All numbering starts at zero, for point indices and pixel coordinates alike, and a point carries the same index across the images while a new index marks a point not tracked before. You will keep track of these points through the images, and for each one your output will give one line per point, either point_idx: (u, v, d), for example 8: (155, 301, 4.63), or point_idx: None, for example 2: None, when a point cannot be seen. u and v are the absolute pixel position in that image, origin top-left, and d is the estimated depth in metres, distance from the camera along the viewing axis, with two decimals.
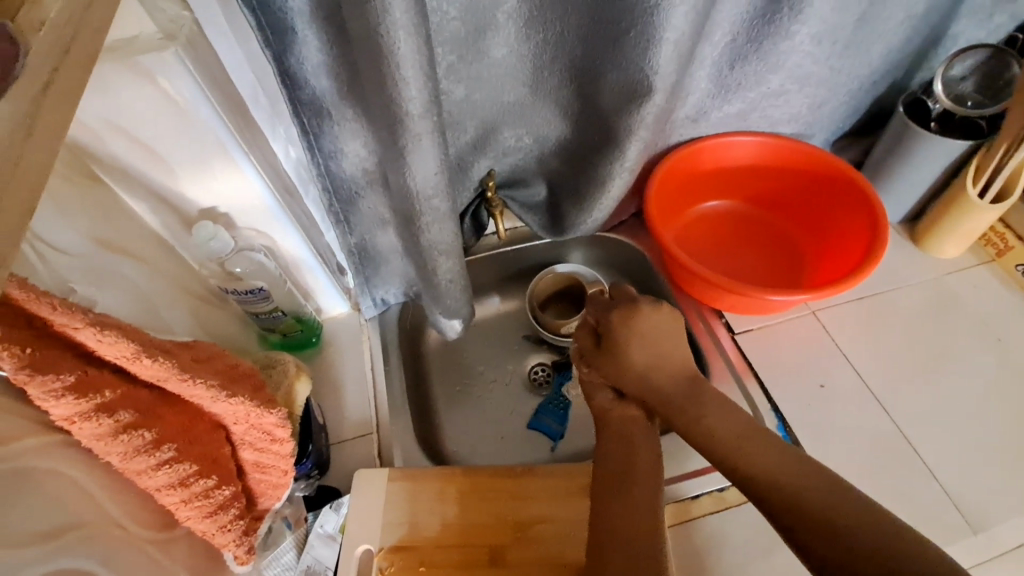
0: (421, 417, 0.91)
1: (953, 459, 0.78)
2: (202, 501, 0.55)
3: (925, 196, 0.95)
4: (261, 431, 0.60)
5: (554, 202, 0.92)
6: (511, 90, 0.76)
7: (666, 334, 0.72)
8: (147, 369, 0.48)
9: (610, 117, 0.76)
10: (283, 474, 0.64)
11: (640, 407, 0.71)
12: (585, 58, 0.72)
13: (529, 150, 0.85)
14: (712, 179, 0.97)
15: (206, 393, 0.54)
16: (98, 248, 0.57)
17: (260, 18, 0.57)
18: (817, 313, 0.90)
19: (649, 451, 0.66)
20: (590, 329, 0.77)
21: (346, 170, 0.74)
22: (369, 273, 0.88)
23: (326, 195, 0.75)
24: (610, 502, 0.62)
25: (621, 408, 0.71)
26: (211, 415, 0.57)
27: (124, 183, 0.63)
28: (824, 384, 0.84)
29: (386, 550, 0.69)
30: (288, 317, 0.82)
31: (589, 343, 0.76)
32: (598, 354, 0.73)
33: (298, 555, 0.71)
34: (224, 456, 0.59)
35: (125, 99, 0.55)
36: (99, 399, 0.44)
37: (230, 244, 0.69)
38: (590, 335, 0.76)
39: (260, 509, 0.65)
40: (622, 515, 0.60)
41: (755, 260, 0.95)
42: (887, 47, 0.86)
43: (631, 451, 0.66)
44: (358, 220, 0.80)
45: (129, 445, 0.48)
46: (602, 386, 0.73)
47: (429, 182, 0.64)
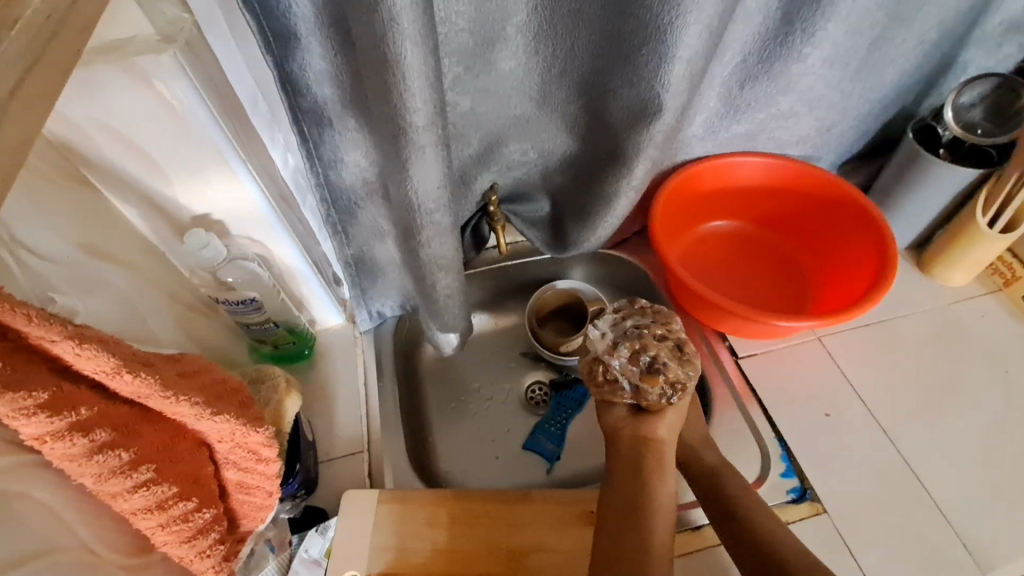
0: (413, 435, 0.88)
1: (961, 494, 0.76)
2: (181, 525, 0.52)
3: (933, 223, 0.93)
4: (246, 450, 0.58)
5: (557, 218, 0.90)
6: (518, 103, 0.75)
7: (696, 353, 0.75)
8: (128, 385, 0.46)
9: (618, 134, 0.74)
10: (268, 496, 0.61)
11: (655, 430, 0.70)
12: (594, 74, 0.71)
13: (533, 164, 0.83)
14: (718, 198, 0.95)
15: (189, 411, 0.51)
16: (82, 254, 0.55)
17: (262, 23, 0.55)
18: (822, 339, 0.89)
19: (664, 488, 0.67)
20: (631, 350, 0.74)
21: (345, 179, 0.72)
22: (366, 284, 0.86)
23: (324, 204, 0.73)
24: (617, 528, 0.64)
25: (635, 426, 0.70)
26: (195, 433, 0.55)
27: (114, 187, 0.60)
28: (830, 414, 0.82)
29: None
30: (281, 329, 0.80)
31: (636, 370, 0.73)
32: (650, 378, 0.71)
33: None
34: (207, 476, 0.56)
35: (117, 101, 0.53)
36: (74, 417, 0.41)
37: (222, 252, 0.66)
38: (636, 361, 0.73)
39: (242, 532, 0.62)
40: (634, 550, 0.61)
41: (760, 282, 0.94)
42: (898, 72, 0.85)
43: (648, 482, 0.66)
44: (356, 231, 0.78)
45: (104, 466, 0.45)
46: (620, 403, 0.72)
47: (432, 196, 0.62)
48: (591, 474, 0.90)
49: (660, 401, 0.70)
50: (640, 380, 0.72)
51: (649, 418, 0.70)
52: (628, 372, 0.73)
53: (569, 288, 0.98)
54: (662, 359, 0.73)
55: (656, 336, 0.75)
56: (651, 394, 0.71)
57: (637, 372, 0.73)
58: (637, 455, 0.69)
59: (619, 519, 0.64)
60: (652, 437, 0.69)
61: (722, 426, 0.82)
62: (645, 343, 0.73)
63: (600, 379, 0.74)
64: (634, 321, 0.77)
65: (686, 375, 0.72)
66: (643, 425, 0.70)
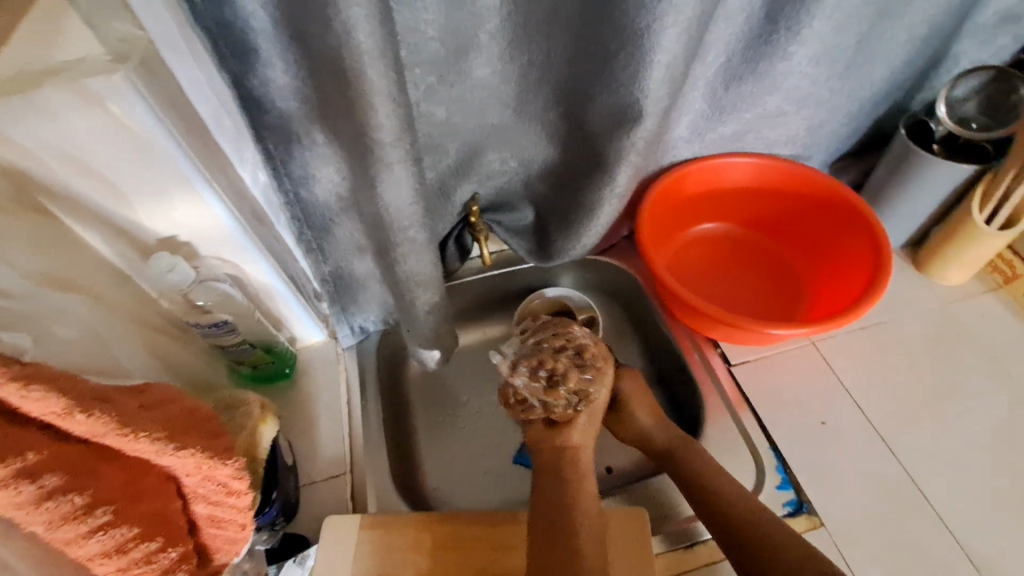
0: (400, 453, 0.86)
1: (963, 504, 0.74)
2: (145, 567, 0.50)
3: (929, 221, 0.91)
4: (216, 483, 0.55)
5: (541, 226, 0.87)
6: (496, 112, 0.72)
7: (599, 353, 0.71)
8: (80, 425, 0.45)
9: (600, 141, 0.72)
10: (241, 529, 0.59)
11: (574, 437, 0.68)
12: (573, 80, 0.68)
13: (515, 173, 0.81)
14: (707, 201, 0.93)
15: (151, 447, 0.49)
16: (43, 285, 0.52)
17: (218, 38, 0.52)
18: (816, 343, 0.86)
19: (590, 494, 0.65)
20: (530, 367, 0.70)
21: (318, 195, 0.69)
22: (346, 300, 0.84)
23: (297, 222, 0.71)
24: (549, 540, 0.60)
25: (551, 440, 0.68)
26: (160, 468, 0.52)
27: (75, 213, 0.58)
28: (825, 422, 0.80)
29: None
30: (258, 350, 0.78)
31: (539, 388, 0.69)
32: (551, 391, 0.68)
33: None
34: (174, 512, 0.54)
35: (70, 125, 0.50)
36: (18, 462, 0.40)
37: (191, 275, 0.64)
38: (537, 378, 0.69)
39: (215, 566, 0.60)
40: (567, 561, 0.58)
41: (752, 286, 0.92)
42: (888, 68, 0.82)
43: (575, 494, 0.64)
44: (332, 247, 0.76)
45: (56, 512, 0.43)
46: (535, 420, 0.70)
47: (405, 213, 0.60)
48: None
49: (566, 411, 0.68)
50: (544, 395, 0.68)
51: (564, 430, 0.68)
52: (531, 390, 0.69)
53: (555, 296, 0.96)
54: (561, 370, 0.69)
55: (554, 347, 0.71)
56: (556, 407, 0.68)
57: (541, 388, 0.69)
58: (560, 466, 0.66)
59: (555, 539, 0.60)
60: (569, 447, 0.68)
61: (714, 435, 0.80)
62: (542, 357, 0.70)
63: (510, 399, 0.71)
64: (537, 337, 0.74)
65: (591, 382, 0.69)
66: (559, 437, 0.68)
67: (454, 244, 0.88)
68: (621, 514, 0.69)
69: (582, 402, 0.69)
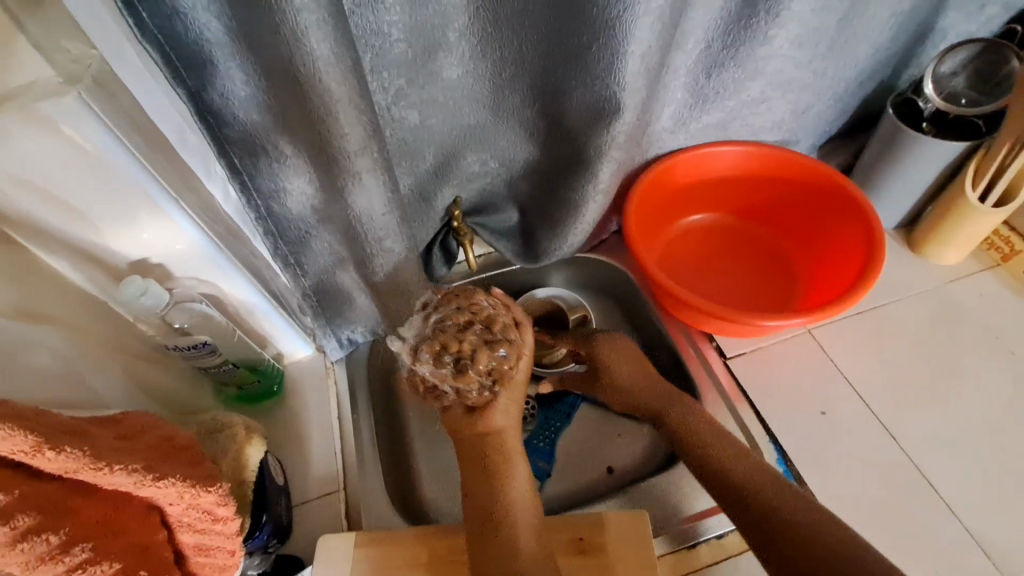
0: (395, 466, 0.84)
1: (971, 490, 0.72)
2: None
3: (922, 200, 0.89)
4: (201, 511, 0.54)
5: (525, 227, 0.86)
6: (471, 113, 0.70)
7: (507, 327, 0.67)
8: (53, 462, 0.42)
9: (580, 137, 0.70)
10: (230, 555, 0.58)
11: (495, 420, 0.64)
12: (547, 76, 0.67)
13: (495, 174, 0.79)
14: (695, 191, 0.91)
15: (130, 480, 0.47)
16: (13, 317, 0.51)
17: (169, 53, 0.51)
18: (813, 331, 0.85)
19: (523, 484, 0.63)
20: (432, 349, 0.66)
21: (291, 209, 0.67)
22: (331, 313, 0.82)
23: (271, 236, 0.69)
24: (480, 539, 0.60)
25: (471, 424, 0.65)
26: (141, 499, 0.50)
27: (40, 241, 0.56)
28: (826, 412, 0.78)
29: None
30: (242, 369, 0.76)
31: (447, 372, 0.64)
32: (461, 376, 0.64)
33: None
34: (158, 543, 0.52)
35: (26, 151, 0.48)
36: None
37: (164, 296, 0.63)
38: (441, 362, 0.65)
39: None
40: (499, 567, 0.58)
41: (744, 277, 0.90)
42: (872, 47, 0.80)
43: (499, 486, 0.62)
44: (310, 261, 0.74)
45: (31, 553, 0.41)
46: (456, 407, 0.66)
47: None
48: (581, 492, 0.86)
49: (481, 394, 0.64)
50: (453, 381, 0.64)
51: (483, 411, 0.64)
52: (439, 377, 0.65)
53: (543, 296, 0.94)
54: (467, 351, 0.64)
55: (458, 325, 0.66)
56: (470, 392, 0.64)
57: (449, 374, 0.65)
58: (482, 455, 0.64)
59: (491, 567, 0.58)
60: (490, 433, 0.64)
61: None
62: (444, 341, 0.65)
63: (427, 388, 0.68)
64: (438, 316, 0.68)
65: (499, 358, 0.64)
66: (477, 423, 0.64)
67: (439, 249, 0.87)
68: (622, 518, 0.67)
69: (495, 380, 0.65)
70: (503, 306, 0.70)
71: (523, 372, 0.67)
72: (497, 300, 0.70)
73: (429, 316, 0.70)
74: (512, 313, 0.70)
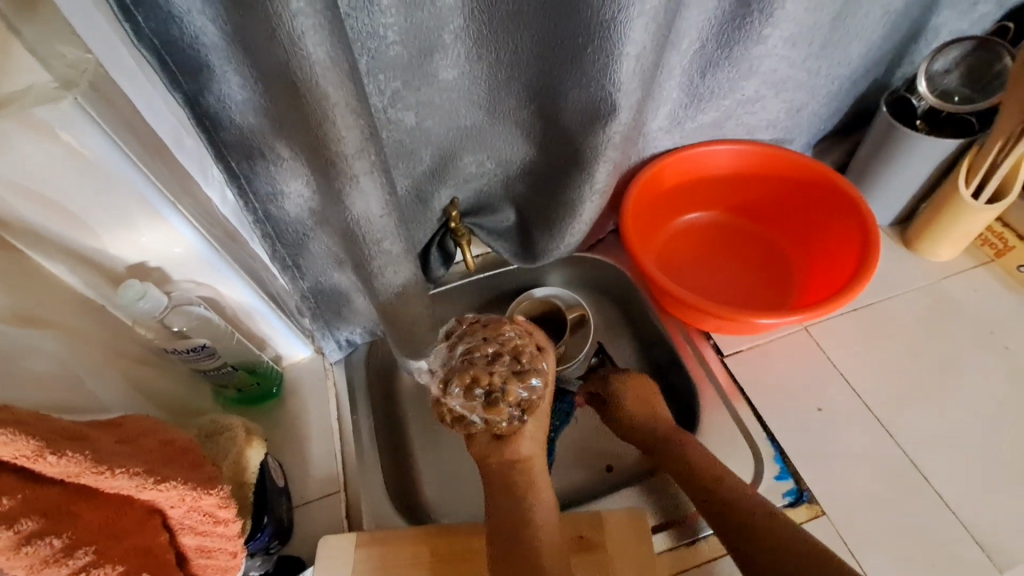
0: (395, 466, 0.85)
1: (966, 484, 0.73)
2: None
3: (916, 197, 0.90)
4: (202, 513, 0.54)
5: (522, 227, 0.86)
6: (467, 114, 0.71)
7: (534, 357, 0.69)
8: (54, 467, 0.42)
9: (576, 138, 0.70)
10: (232, 556, 0.58)
11: (530, 446, 0.67)
12: (542, 76, 0.67)
13: (492, 174, 0.80)
14: (691, 190, 0.92)
15: (132, 483, 0.47)
16: (11, 322, 0.51)
17: (165, 57, 0.51)
18: (809, 328, 0.85)
19: (547, 494, 0.65)
20: (464, 382, 0.68)
21: (289, 212, 0.68)
22: (329, 314, 0.82)
23: (268, 239, 0.69)
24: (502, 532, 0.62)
25: (500, 453, 0.66)
26: (142, 502, 0.51)
27: (38, 246, 0.56)
28: (822, 409, 0.79)
29: None
30: (240, 371, 0.77)
31: (478, 404, 0.67)
32: (492, 408, 0.66)
33: None
34: (160, 545, 0.52)
35: (23, 157, 0.48)
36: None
37: (163, 301, 0.63)
38: (472, 394, 0.67)
39: None
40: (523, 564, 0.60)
41: (741, 274, 0.90)
42: (866, 45, 0.81)
43: (523, 499, 0.64)
44: (308, 262, 0.74)
45: (34, 557, 0.41)
46: (484, 436, 0.67)
47: (376, 223, 0.60)
48: (579, 489, 0.87)
49: (510, 423, 0.66)
50: (483, 411, 0.67)
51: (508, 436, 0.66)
52: (469, 408, 0.68)
53: (538, 294, 0.93)
54: (498, 384, 0.67)
55: (486, 357, 0.69)
56: (500, 421, 0.66)
57: (479, 404, 0.67)
58: (509, 478, 0.65)
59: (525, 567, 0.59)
60: (520, 459, 0.66)
61: (711, 429, 0.79)
62: (475, 374, 0.67)
63: (456, 417, 0.70)
64: (465, 347, 0.72)
65: (531, 392, 0.67)
66: (507, 450, 0.66)
67: (437, 250, 0.87)
68: (622, 517, 0.68)
69: (525, 412, 0.67)
70: (537, 337, 0.72)
71: (548, 402, 0.69)
72: (529, 330, 0.72)
73: (457, 349, 0.74)
74: (543, 341, 0.71)
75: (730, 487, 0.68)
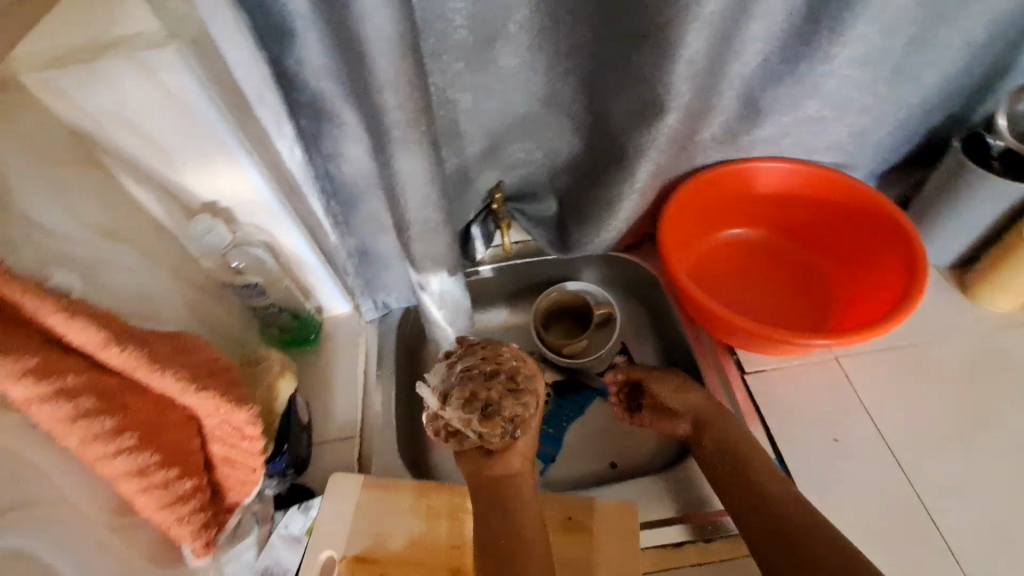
0: (410, 426, 0.90)
1: (984, 544, 0.69)
2: (162, 491, 0.55)
3: (981, 240, 0.85)
4: (231, 426, 0.60)
5: (562, 222, 0.88)
6: (522, 102, 0.74)
7: (529, 377, 0.73)
8: (116, 357, 0.49)
9: (622, 136, 0.72)
10: (251, 471, 0.64)
11: (517, 461, 0.69)
12: (598, 73, 0.69)
13: (539, 163, 0.82)
14: (737, 205, 0.91)
15: (175, 385, 0.54)
16: (98, 234, 0.59)
17: (256, 19, 0.56)
18: (840, 359, 0.83)
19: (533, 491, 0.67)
20: (461, 396, 0.70)
21: (346, 173, 0.72)
22: (371, 275, 0.88)
23: (325, 195, 0.74)
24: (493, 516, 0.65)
25: (488, 470, 0.68)
26: (183, 407, 0.58)
27: (131, 174, 0.65)
28: (838, 440, 0.77)
29: (349, 559, 0.68)
30: (285, 313, 0.85)
31: (475, 418, 0.69)
32: (489, 425, 0.69)
33: (259, 554, 0.69)
34: (192, 447, 0.59)
35: (128, 92, 0.56)
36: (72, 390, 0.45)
37: (226, 238, 0.71)
38: (468, 407, 0.69)
39: (228, 503, 0.65)
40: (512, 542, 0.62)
41: (778, 295, 0.89)
42: (943, 76, 0.78)
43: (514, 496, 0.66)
44: (358, 222, 0.79)
45: (88, 430, 0.48)
46: (473, 452, 0.70)
47: (419, 193, 0.64)
48: (581, 480, 0.88)
49: (503, 438, 0.69)
50: (478, 426, 0.69)
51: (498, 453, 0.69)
52: (465, 423, 0.69)
53: (561, 289, 0.97)
54: (496, 401, 0.70)
55: (485, 374, 0.72)
56: (493, 436, 0.69)
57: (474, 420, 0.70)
58: (496, 495, 0.66)
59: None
60: (508, 474, 0.68)
61: None
62: (474, 389, 0.70)
63: (447, 432, 0.71)
64: (464, 364, 0.73)
65: (525, 408, 0.71)
66: (494, 465, 0.68)
67: (479, 229, 0.91)
68: (612, 508, 0.69)
69: (518, 429, 0.70)
70: (527, 361, 0.75)
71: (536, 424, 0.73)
72: (519, 354, 0.75)
73: (456, 365, 0.74)
74: (529, 364, 0.75)
75: (742, 490, 0.69)
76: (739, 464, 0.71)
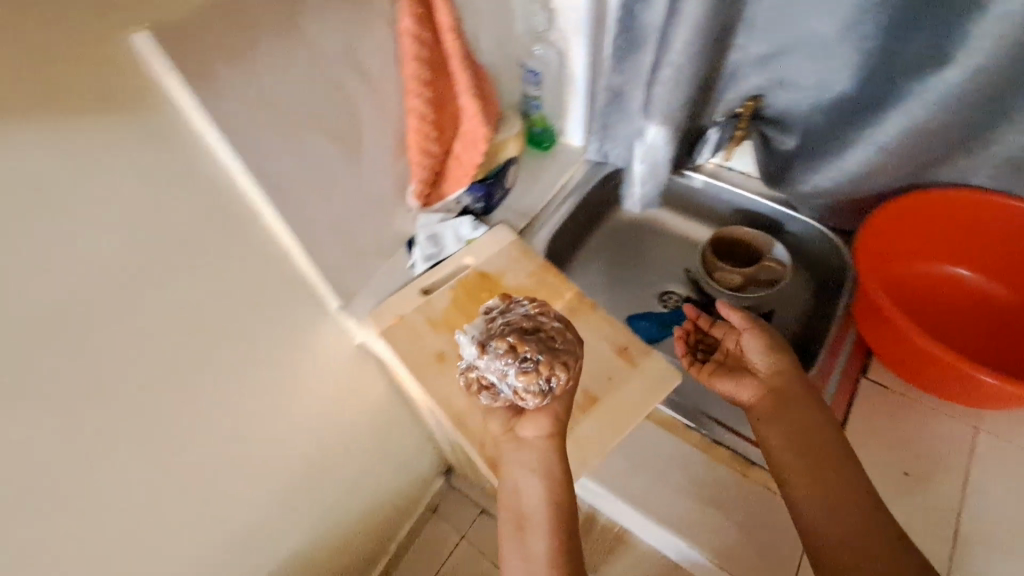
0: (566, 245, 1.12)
1: None
2: (422, 141, 0.81)
3: None
4: (473, 134, 0.86)
5: (780, 163, 0.99)
6: (819, 21, 0.81)
7: (568, 343, 0.68)
8: (451, 39, 0.73)
9: (906, 79, 0.79)
10: (465, 176, 0.90)
11: (553, 411, 0.68)
12: (909, 10, 0.74)
13: (806, 93, 0.90)
14: (964, 240, 0.96)
15: (464, 81, 0.79)
16: None
17: None
18: (979, 432, 0.85)
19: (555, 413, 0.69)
20: (500, 347, 0.66)
21: (647, 17, 0.87)
22: (612, 120, 1.03)
23: (625, 29, 0.90)
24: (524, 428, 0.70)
25: (516, 423, 0.71)
26: (456, 103, 0.83)
27: None
28: (909, 473, 0.82)
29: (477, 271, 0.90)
30: (540, 114, 1.06)
31: (513, 375, 0.64)
32: (524, 381, 0.64)
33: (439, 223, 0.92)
34: (447, 133, 0.85)
35: None
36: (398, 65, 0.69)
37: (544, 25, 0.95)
38: (513, 353, 0.65)
39: (440, 190, 0.92)
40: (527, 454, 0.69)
41: (962, 333, 0.94)
42: None
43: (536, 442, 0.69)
44: (631, 63, 0.94)
45: (414, 69, 0.73)
46: (500, 416, 0.72)
47: (681, 42, 0.80)
48: None
49: (539, 398, 0.65)
50: (518, 378, 0.64)
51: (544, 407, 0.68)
52: (500, 376, 0.66)
53: (719, 229, 1.05)
54: (533, 354, 0.64)
55: (524, 329, 0.68)
56: (526, 396, 0.65)
57: (510, 370, 0.65)
58: (529, 459, 0.68)
59: (552, 456, 0.68)
60: (534, 441, 0.69)
61: None
62: (513, 342, 0.65)
63: (483, 389, 0.70)
64: (505, 318, 0.70)
65: (564, 367, 0.65)
66: (531, 425, 0.69)
67: (716, 132, 1.02)
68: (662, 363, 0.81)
69: (555, 387, 0.65)
70: (569, 325, 0.71)
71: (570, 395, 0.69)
72: (558, 317, 0.71)
73: (494, 321, 0.71)
74: (569, 330, 0.70)
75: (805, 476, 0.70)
76: (822, 475, 0.70)
